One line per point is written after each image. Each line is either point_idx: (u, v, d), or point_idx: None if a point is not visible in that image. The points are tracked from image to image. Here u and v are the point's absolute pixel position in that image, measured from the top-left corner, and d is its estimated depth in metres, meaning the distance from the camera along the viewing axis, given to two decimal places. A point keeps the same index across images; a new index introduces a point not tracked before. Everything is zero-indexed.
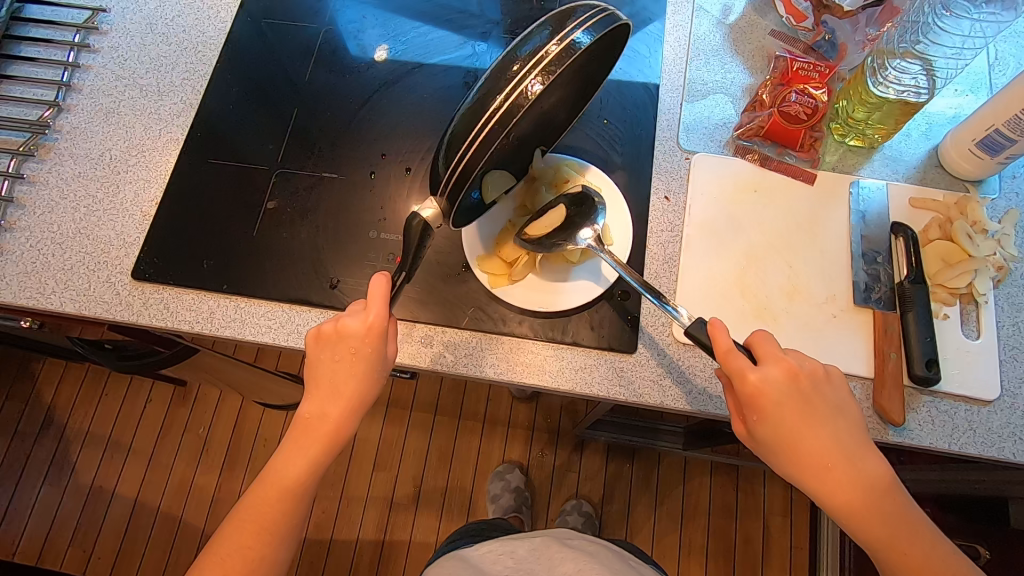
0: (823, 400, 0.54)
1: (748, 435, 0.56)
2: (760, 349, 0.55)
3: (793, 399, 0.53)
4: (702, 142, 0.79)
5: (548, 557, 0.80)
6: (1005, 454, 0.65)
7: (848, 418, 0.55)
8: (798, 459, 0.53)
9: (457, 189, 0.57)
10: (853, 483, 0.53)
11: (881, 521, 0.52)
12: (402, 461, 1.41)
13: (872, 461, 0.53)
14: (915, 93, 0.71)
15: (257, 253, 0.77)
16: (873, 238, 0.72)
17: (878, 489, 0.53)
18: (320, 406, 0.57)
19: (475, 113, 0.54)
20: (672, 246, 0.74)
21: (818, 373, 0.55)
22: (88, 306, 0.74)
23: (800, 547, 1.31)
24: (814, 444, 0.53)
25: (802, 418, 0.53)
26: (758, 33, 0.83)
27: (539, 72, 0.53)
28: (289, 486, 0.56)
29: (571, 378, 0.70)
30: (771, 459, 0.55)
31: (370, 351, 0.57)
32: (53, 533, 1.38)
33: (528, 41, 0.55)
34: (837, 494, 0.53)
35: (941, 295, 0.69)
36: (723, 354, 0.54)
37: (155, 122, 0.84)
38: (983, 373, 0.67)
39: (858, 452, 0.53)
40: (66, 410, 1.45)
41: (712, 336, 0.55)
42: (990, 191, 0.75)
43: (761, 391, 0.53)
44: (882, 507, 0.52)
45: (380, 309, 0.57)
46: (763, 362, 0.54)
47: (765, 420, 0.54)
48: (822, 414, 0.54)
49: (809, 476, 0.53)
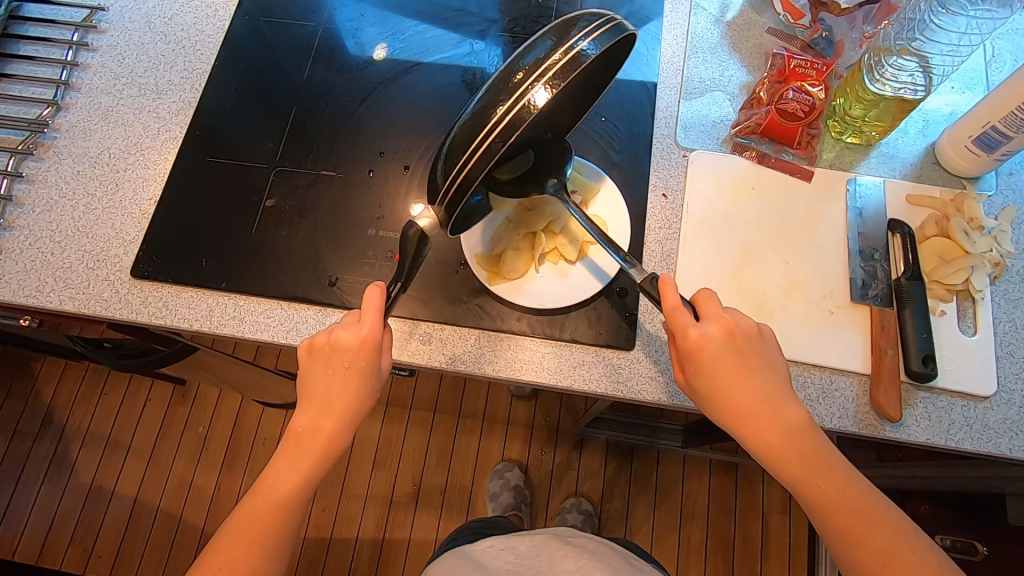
0: (756, 353, 0.55)
1: (687, 387, 0.57)
2: (703, 307, 0.56)
3: (728, 351, 0.55)
4: (700, 140, 0.79)
5: (548, 554, 0.81)
6: (1001, 449, 0.65)
7: (778, 370, 0.56)
8: (728, 406, 0.55)
9: (456, 201, 0.57)
10: (777, 428, 0.54)
11: (803, 462, 0.53)
12: (402, 460, 1.41)
13: (798, 408, 0.55)
14: (912, 90, 0.71)
15: (256, 251, 0.77)
16: (870, 234, 0.72)
17: (802, 434, 0.54)
18: (313, 421, 0.57)
19: (476, 123, 0.54)
20: (670, 243, 0.74)
21: (753, 329, 0.56)
22: (87, 305, 0.74)
23: (799, 544, 1.32)
24: (743, 392, 0.54)
25: (735, 370, 0.54)
26: (755, 31, 0.84)
27: (545, 83, 0.52)
28: (284, 501, 0.57)
29: (569, 374, 0.70)
30: (704, 408, 0.56)
31: (364, 364, 0.57)
32: (53, 532, 1.38)
33: (532, 51, 0.55)
34: (760, 438, 0.54)
35: (938, 292, 0.69)
36: (668, 311, 0.56)
37: (153, 120, 0.84)
38: (979, 369, 0.67)
39: (784, 400, 0.55)
40: (66, 409, 1.46)
41: (662, 294, 0.56)
42: (987, 187, 0.75)
43: (701, 346, 0.54)
44: (803, 449, 0.54)
45: (375, 322, 0.57)
46: (705, 320, 0.56)
47: (700, 371, 0.55)
48: (755, 365, 0.55)
49: (738, 422, 0.55)
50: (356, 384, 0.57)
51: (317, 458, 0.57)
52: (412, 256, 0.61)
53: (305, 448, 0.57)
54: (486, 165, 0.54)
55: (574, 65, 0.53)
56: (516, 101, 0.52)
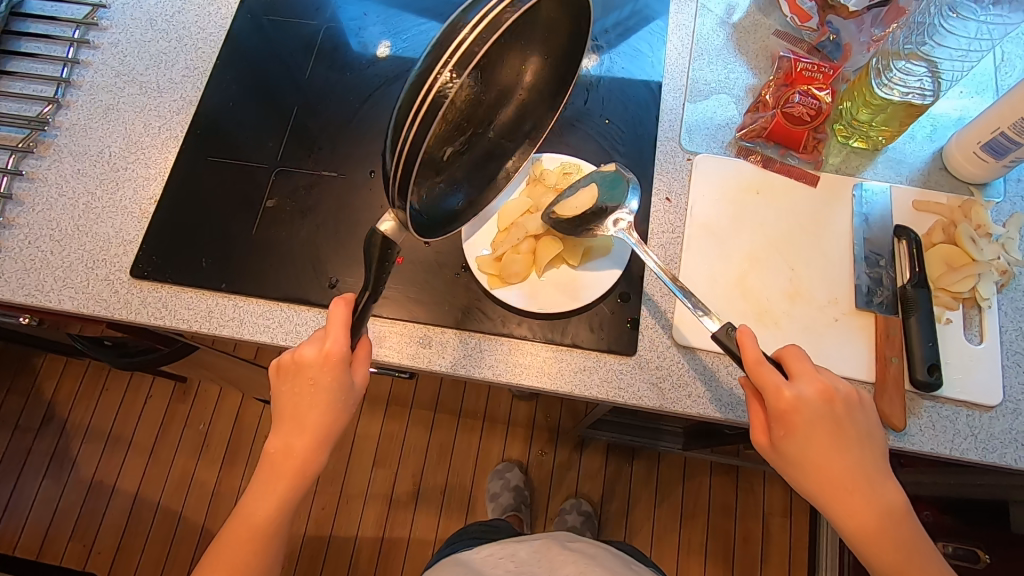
0: (854, 425, 0.54)
1: (770, 447, 0.55)
2: (795, 365, 0.55)
3: (824, 418, 0.53)
4: (705, 142, 0.78)
5: (547, 558, 0.80)
6: (1006, 460, 0.64)
7: (873, 444, 0.55)
8: (821, 478, 0.53)
9: (405, 179, 0.52)
10: (872, 507, 0.53)
11: (894, 546, 0.52)
12: (401, 459, 1.41)
13: (894, 488, 0.54)
14: (920, 95, 0.70)
15: (256, 251, 0.77)
16: (876, 240, 0.71)
17: (896, 515, 0.53)
18: (285, 441, 0.57)
19: (417, 85, 0.50)
20: (673, 248, 0.74)
21: (852, 397, 0.55)
22: (86, 304, 0.74)
23: (799, 548, 1.31)
24: (838, 465, 0.53)
25: (831, 440, 0.53)
26: (762, 33, 0.83)
27: (484, 33, 0.49)
28: (259, 528, 0.56)
29: (571, 379, 0.70)
30: (790, 473, 0.55)
31: (329, 380, 0.56)
32: (54, 527, 1.38)
33: (473, 8, 0.51)
34: (851, 515, 0.53)
35: (944, 299, 0.68)
36: (754, 366, 0.54)
37: (155, 119, 0.83)
38: (986, 379, 0.66)
39: (879, 477, 0.54)
40: (67, 405, 1.46)
41: (742, 346, 0.55)
42: (994, 194, 0.75)
43: (794, 409, 0.53)
44: (897, 532, 0.53)
45: (341, 338, 0.55)
46: (798, 379, 0.54)
47: (793, 436, 0.53)
48: (851, 437, 0.54)
49: (827, 494, 0.53)
50: (324, 401, 0.56)
51: (291, 482, 0.57)
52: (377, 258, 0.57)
53: (277, 470, 0.57)
54: (430, 128, 0.50)
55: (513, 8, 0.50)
56: (455, 54, 0.49)
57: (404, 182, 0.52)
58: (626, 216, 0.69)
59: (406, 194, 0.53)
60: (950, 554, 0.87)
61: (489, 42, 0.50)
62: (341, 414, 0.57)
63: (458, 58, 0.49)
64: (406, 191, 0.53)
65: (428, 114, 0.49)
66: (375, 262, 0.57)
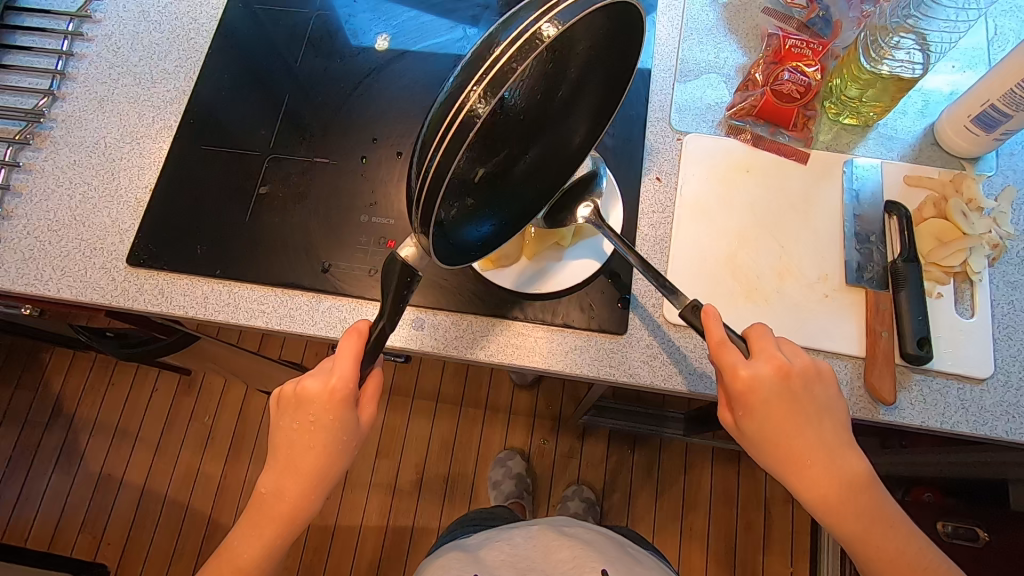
0: (812, 398, 0.55)
1: (734, 426, 0.56)
2: (754, 344, 0.55)
3: (781, 395, 0.54)
4: (694, 123, 0.78)
5: (545, 544, 0.81)
6: (997, 432, 0.64)
7: (833, 416, 0.55)
8: (779, 453, 0.54)
9: (430, 202, 0.49)
10: (833, 478, 0.54)
11: (858, 516, 0.53)
12: (404, 449, 1.42)
13: (859, 458, 0.54)
14: (910, 69, 0.69)
15: (249, 239, 0.77)
16: (867, 217, 0.71)
17: (858, 487, 0.54)
18: (277, 483, 0.58)
19: (447, 102, 0.47)
20: (663, 228, 0.74)
21: (810, 372, 0.55)
22: (84, 292, 0.75)
23: (801, 532, 1.31)
24: (798, 440, 0.54)
25: (790, 415, 0.54)
26: (751, 11, 0.83)
27: (523, 48, 0.45)
28: (247, 566, 0.59)
29: (561, 358, 0.70)
30: (755, 451, 0.56)
31: (331, 417, 0.57)
32: (64, 520, 1.40)
33: (512, 22, 0.47)
34: (814, 488, 0.54)
35: (935, 273, 0.68)
36: (716, 347, 0.55)
37: (149, 110, 0.84)
38: (975, 351, 0.66)
39: (840, 449, 0.54)
40: (74, 399, 1.47)
41: (706, 327, 0.56)
42: (986, 168, 0.74)
43: (750, 386, 0.54)
44: (859, 503, 0.54)
45: (349, 376, 0.56)
46: (756, 357, 0.55)
47: (750, 414, 0.54)
48: (809, 411, 0.54)
49: (788, 470, 0.54)
50: (322, 424, 0.57)
51: (279, 526, 0.59)
52: (394, 291, 0.57)
53: (270, 512, 0.59)
54: (458, 153, 0.47)
55: (556, 25, 0.46)
56: (490, 72, 0.45)
57: (429, 210, 0.50)
58: (591, 203, 0.68)
59: (430, 219, 0.51)
60: (949, 533, 0.88)
61: (528, 59, 0.45)
62: (338, 450, 0.58)
63: (491, 78, 0.45)
64: (430, 217, 0.51)
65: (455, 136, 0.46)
66: (393, 293, 0.57)
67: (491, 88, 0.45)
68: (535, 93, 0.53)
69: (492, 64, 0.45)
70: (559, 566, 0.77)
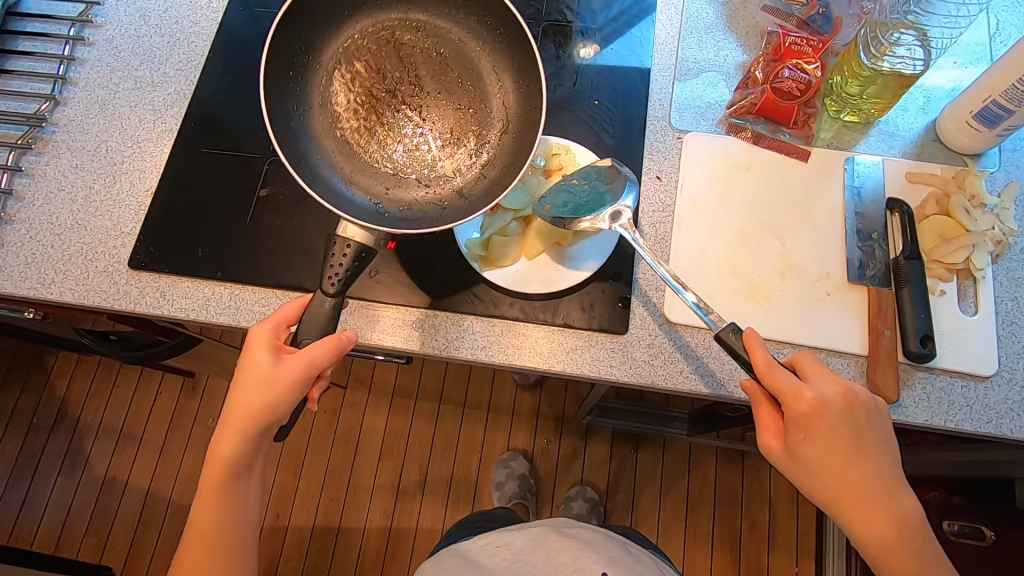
0: (872, 431, 0.53)
1: (784, 451, 0.54)
2: (810, 369, 0.54)
3: (846, 422, 0.52)
4: (695, 121, 0.78)
5: (545, 546, 0.80)
6: (1001, 430, 0.64)
7: (891, 450, 0.54)
8: (838, 485, 0.52)
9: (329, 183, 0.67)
10: (889, 516, 0.52)
11: (914, 558, 0.52)
12: (407, 451, 1.41)
13: (910, 497, 0.53)
14: (911, 65, 0.69)
15: (250, 242, 0.78)
16: (869, 215, 0.71)
17: (913, 526, 0.52)
18: None
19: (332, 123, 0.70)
20: (663, 227, 0.73)
21: (871, 402, 0.54)
22: (86, 296, 0.75)
23: (807, 532, 1.30)
24: (858, 472, 0.52)
25: (852, 445, 0.52)
26: (751, 9, 0.82)
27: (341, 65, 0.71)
28: None
29: (563, 359, 0.70)
30: (806, 481, 0.53)
31: (245, 362, 0.58)
32: (69, 524, 1.40)
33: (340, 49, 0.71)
34: (872, 525, 0.52)
35: (938, 271, 0.68)
36: (764, 371, 0.53)
37: (150, 114, 0.84)
38: (981, 349, 0.66)
39: (898, 486, 0.53)
40: (79, 403, 1.48)
41: (751, 352, 0.54)
42: (989, 164, 0.74)
43: (816, 411, 0.52)
44: (914, 543, 0.52)
45: (272, 325, 0.59)
46: (817, 382, 0.53)
47: (812, 440, 0.52)
48: (870, 442, 0.53)
49: (844, 503, 0.52)
50: None
51: None
52: (349, 264, 0.59)
53: None
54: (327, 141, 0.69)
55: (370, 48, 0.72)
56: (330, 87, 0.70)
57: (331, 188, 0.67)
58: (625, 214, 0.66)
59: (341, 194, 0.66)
60: (956, 531, 0.85)
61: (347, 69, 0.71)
62: None
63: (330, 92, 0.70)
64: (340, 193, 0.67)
65: (297, 109, 0.68)
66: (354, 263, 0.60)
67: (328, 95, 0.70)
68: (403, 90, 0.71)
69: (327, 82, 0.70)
70: (561, 568, 0.76)
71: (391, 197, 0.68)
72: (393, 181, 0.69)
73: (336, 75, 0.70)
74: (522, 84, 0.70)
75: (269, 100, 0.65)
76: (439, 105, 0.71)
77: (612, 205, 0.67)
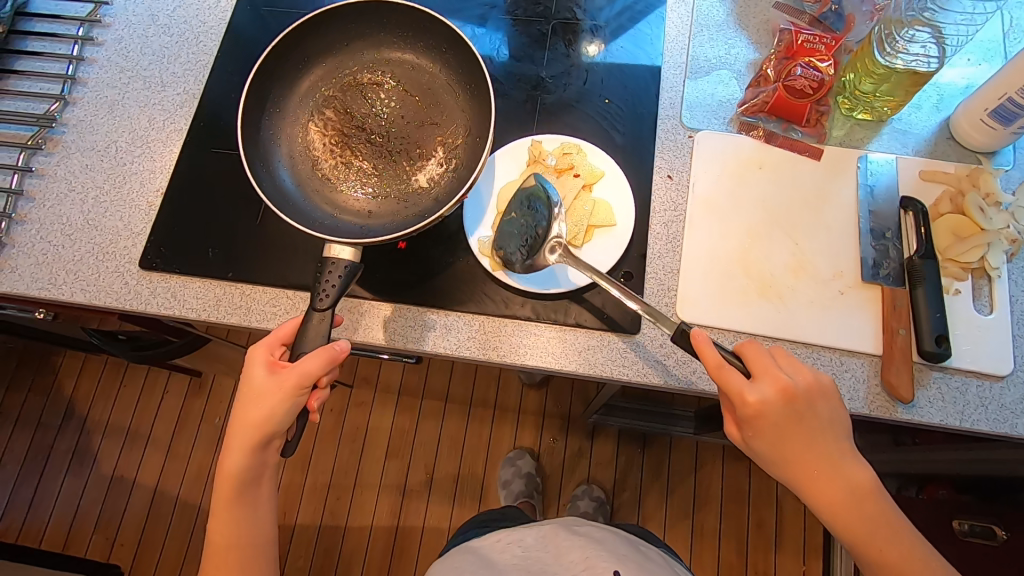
0: (816, 415, 0.54)
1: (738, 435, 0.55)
2: (756, 367, 0.54)
3: (784, 412, 0.53)
4: (706, 119, 0.77)
5: (555, 545, 0.80)
6: (1017, 430, 0.64)
7: (838, 428, 0.54)
8: (785, 460, 0.53)
9: (315, 220, 0.68)
10: (837, 485, 0.53)
11: (865, 523, 0.52)
12: (413, 449, 1.42)
13: (857, 466, 0.53)
14: (925, 62, 0.68)
15: (261, 242, 0.77)
16: (882, 214, 0.70)
17: (864, 493, 0.53)
18: None
19: (306, 164, 0.71)
20: (675, 226, 0.73)
21: (814, 390, 0.54)
22: (97, 296, 0.75)
23: (813, 530, 1.30)
24: (804, 448, 0.53)
25: (794, 427, 0.53)
26: (763, 6, 0.82)
27: (303, 101, 0.73)
28: None
29: (576, 359, 0.70)
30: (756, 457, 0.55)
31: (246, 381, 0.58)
32: (77, 522, 1.40)
33: (299, 85, 0.73)
34: (821, 494, 0.53)
35: (953, 270, 0.67)
36: (715, 371, 0.54)
37: (160, 114, 0.84)
38: (997, 349, 0.65)
39: (845, 457, 0.53)
40: (87, 401, 1.48)
41: (701, 353, 0.55)
42: (1004, 162, 0.73)
43: (757, 407, 0.53)
44: (866, 510, 0.52)
45: (269, 343, 0.60)
46: (760, 380, 0.54)
47: (755, 427, 0.54)
48: (812, 424, 0.53)
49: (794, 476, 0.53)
50: None
51: None
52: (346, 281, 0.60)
53: None
54: (306, 183, 0.70)
55: (329, 86, 0.74)
56: (299, 127, 0.72)
57: (315, 222, 0.67)
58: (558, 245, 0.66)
59: (326, 226, 0.67)
60: (967, 531, 0.85)
61: (311, 107, 0.73)
62: None
63: (299, 131, 0.72)
64: (325, 225, 0.67)
65: (272, 149, 0.69)
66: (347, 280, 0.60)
67: (299, 137, 0.71)
68: (374, 125, 0.73)
69: (293, 123, 0.72)
70: (571, 567, 0.76)
71: (374, 219, 0.69)
72: (376, 206, 0.70)
73: (307, 123, 0.72)
74: (470, 91, 0.72)
75: (248, 152, 0.67)
76: (408, 129, 0.73)
77: (548, 238, 0.67)
